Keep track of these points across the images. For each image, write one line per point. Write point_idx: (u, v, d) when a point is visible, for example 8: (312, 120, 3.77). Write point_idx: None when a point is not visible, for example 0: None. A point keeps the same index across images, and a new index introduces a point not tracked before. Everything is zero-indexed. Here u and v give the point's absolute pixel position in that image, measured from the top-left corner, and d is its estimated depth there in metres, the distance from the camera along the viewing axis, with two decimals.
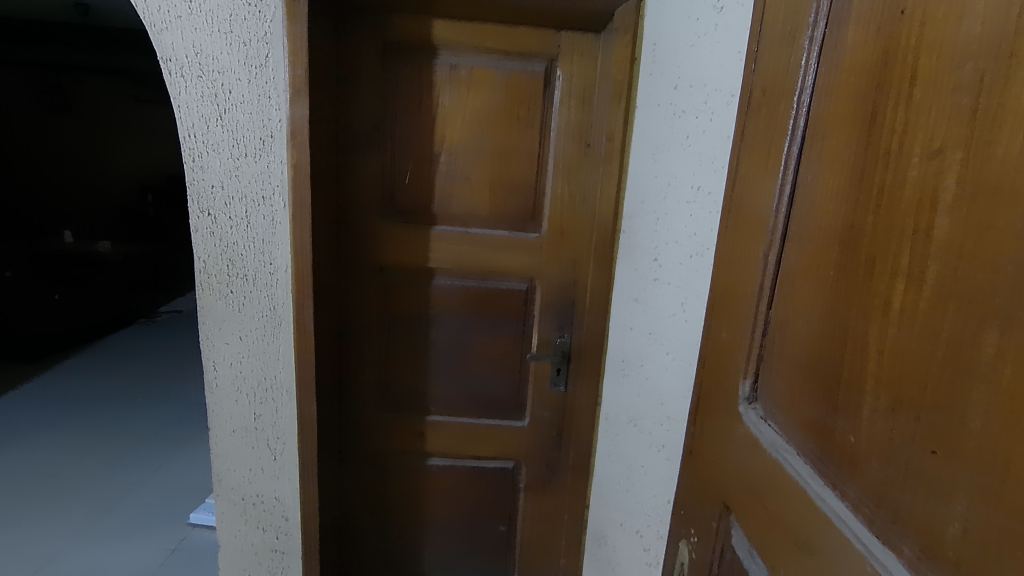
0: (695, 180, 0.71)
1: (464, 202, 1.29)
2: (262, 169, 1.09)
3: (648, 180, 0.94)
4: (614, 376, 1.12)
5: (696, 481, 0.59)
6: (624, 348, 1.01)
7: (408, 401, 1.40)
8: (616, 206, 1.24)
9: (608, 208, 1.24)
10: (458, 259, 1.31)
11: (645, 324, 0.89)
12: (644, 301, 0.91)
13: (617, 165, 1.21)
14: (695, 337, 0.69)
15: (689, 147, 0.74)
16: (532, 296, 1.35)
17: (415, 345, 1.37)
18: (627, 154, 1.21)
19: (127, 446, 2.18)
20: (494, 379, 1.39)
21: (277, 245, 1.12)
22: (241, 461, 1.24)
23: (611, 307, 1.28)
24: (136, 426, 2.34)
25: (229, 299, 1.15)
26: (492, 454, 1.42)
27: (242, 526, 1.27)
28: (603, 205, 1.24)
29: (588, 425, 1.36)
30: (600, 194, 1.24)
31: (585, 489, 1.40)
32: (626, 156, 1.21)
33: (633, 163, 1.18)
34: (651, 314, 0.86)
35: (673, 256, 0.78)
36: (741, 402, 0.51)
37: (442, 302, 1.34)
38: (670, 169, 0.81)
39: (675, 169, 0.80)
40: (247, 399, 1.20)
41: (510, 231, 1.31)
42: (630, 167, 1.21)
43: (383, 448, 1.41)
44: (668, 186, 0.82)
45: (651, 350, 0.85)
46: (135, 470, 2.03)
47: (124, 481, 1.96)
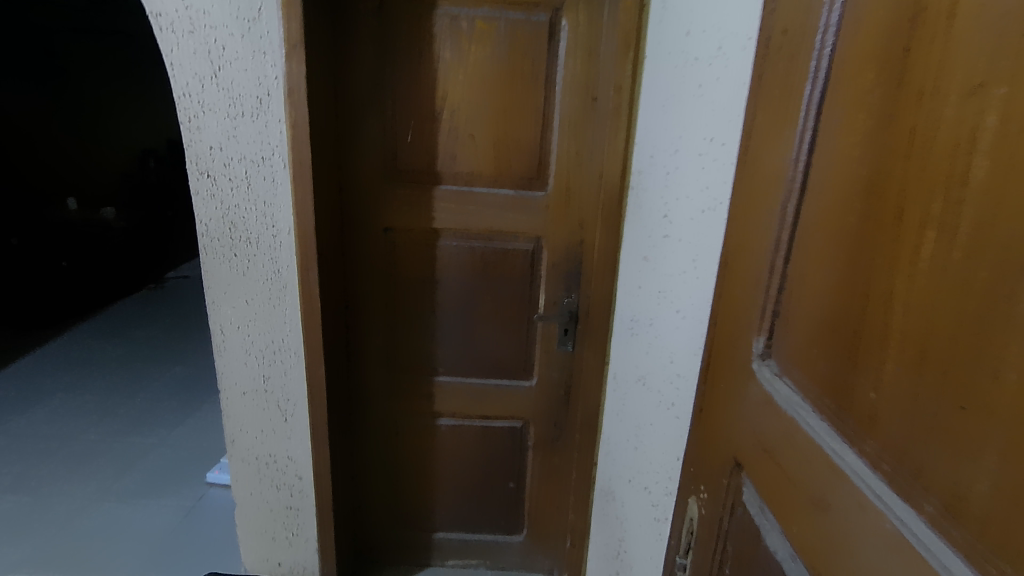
0: (708, 131, 0.68)
1: (468, 161, 1.27)
2: (261, 129, 1.06)
3: (657, 135, 0.92)
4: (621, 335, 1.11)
5: (707, 438, 0.59)
6: (633, 307, 1.00)
7: (415, 363, 1.41)
8: (624, 163, 1.20)
9: (616, 167, 1.21)
10: (463, 219, 1.30)
11: (654, 284, 0.88)
12: (653, 260, 0.89)
13: (625, 120, 1.18)
14: (706, 295, 0.66)
15: (702, 96, 0.71)
16: (538, 256, 1.33)
17: (422, 307, 1.37)
18: (635, 110, 1.17)
19: (144, 409, 2.22)
20: (501, 341, 1.39)
21: (278, 207, 1.11)
22: (253, 422, 1.25)
23: (619, 267, 1.26)
24: (154, 390, 2.38)
25: (233, 262, 1.14)
26: (501, 414, 1.44)
27: (257, 485, 1.30)
28: (610, 163, 1.20)
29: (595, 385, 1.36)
30: (608, 150, 1.21)
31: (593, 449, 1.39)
32: (634, 111, 1.17)
33: (642, 118, 1.15)
34: (660, 273, 0.85)
35: (684, 213, 0.75)
36: (754, 359, 0.50)
37: (448, 263, 1.33)
38: (682, 121, 0.78)
39: (687, 121, 0.76)
40: (255, 361, 1.21)
41: (515, 191, 1.28)
42: (638, 123, 1.17)
43: (392, 409, 1.44)
44: (679, 139, 0.79)
45: (660, 309, 0.84)
46: (153, 432, 2.08)
47: (141, 443, 2.01)
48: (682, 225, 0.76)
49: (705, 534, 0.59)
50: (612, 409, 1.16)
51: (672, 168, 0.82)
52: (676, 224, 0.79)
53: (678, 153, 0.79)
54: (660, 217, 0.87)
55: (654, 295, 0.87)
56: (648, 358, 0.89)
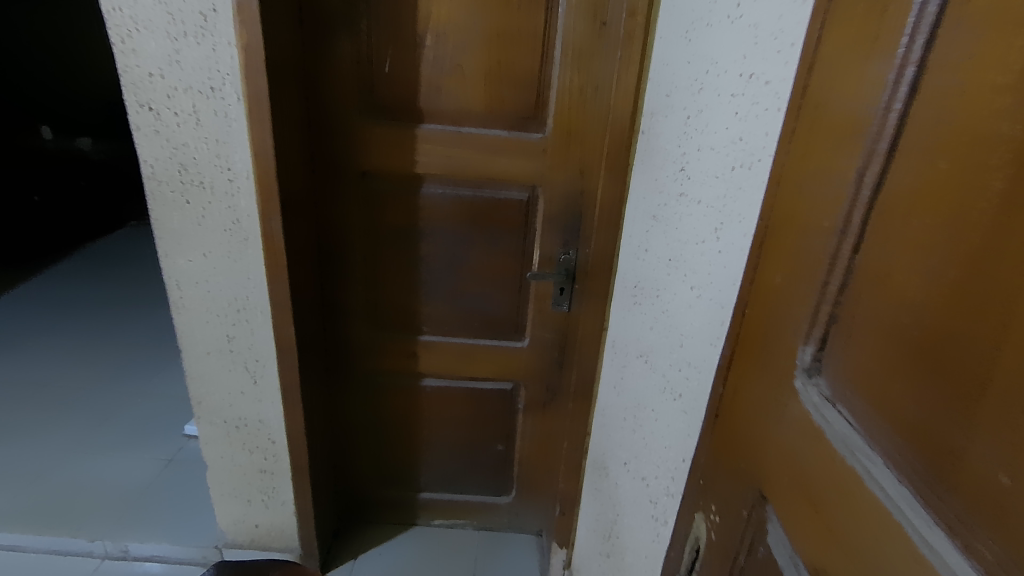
0: (745, 65, 0.53)
1: (455, 96, 1.11)
2: (208, 53, 0.90)
3: (676, 68, 0.77)
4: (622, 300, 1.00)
5: (724, 452, 0.48)
6: (638, 273, 0.89)
7: (398, 321, 1.31)
8: (635, 100, 1.05)
9: (626, 105, 1.05)
10: (450, 163, 1.15)
11: (665, 250, 0.75)
12: (666, 222, 0.76)
13: (639, 49, 1.01)
14: (734, 275, 0.53)
15: (740, 18, 0.56)
16: (533, 207, 1.19)
17: (405, 259, 1.25)
18: (650, 35, 1.00)
19: (124, 355, 2.14)
20: (492, 298, 1.28)
21: (234, 147, 0.96)
22: (219, 384, 1.16)
23: (624, 222, 1.12)
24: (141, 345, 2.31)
25: (186, 210, 1.01)
26: (490, 375, 1.35)
27: (228, 448, 1.22)
28: (619, 100, 1.04)
29: (592, 351, 1.23)
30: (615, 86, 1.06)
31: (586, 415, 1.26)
32: (651, 36, 1.00)
33: (659, 46, 0.98)
34: (673, 238, 0.72)
35: (707, 169, 0.61)
36: (798, 373, 0.38)
37: (433, 212, 1.20)
38: (711, 50, 0.63)
39: (717, 51, 0.61)
40: (218, 319, 1.10)
41: (509, 131, 1.13)
42: (654, 52, 1.00)
43: (374, 367, 1.35)
44: (707, 74, 0.64)
45: (672, 282, 0.71)
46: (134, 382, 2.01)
47: (121, 389, 1.94)
48: (704, 183, 0.62)
49: (714, 563, 0.49)
50: (608, 376, 1.08)
51: (694, 110, 0.67)
52: (696, 182, 0.65)
53: (704, 92, 0.64)
54: (674, 171, 0.73)
55: (665, 263, 0.75)
56: (655, 336, 0.77)
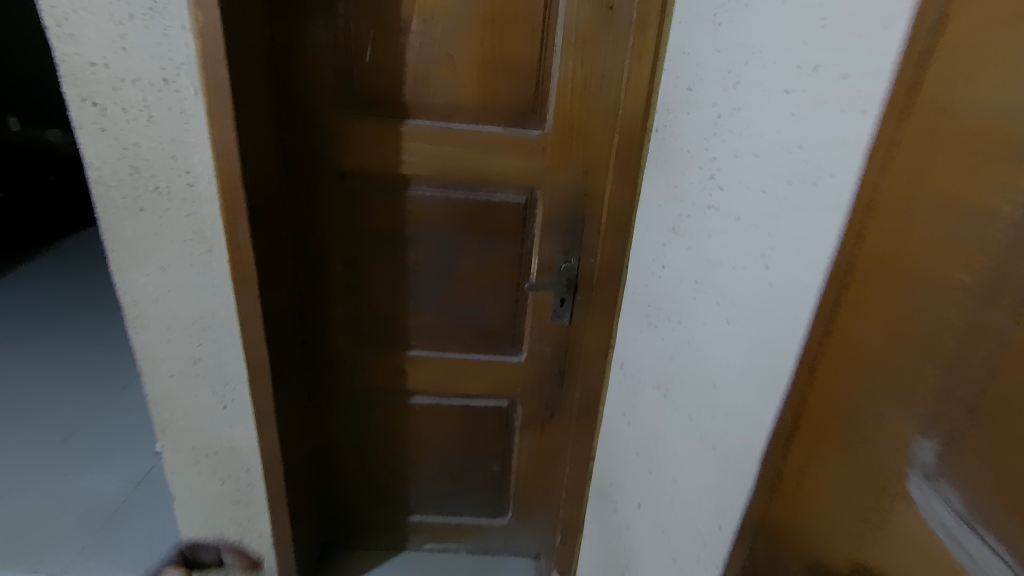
0: (803, 52, 0.43)
1: (445, 87, 1.00)
2: (159, 38, 0.78)
3: (700, 56, 0.66)
4: (631, 317, 0.90)
5: (791, 538, 0.40)
6: (652, 290, 0.79)
7: (385, 334, 1.20)
8: (648, 94, 0.94)
9: (638, 98, 0.94)
10: (439, 163, 1.04)
11: (690, 270, 0.65)
12: (690, 237, 0.65)
13: (653, 36, 0.90)
14: (793, 317, 0.42)
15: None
16: (531, 210, 1.09)
17: (390, 268, 1.14)
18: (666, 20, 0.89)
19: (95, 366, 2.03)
20: (486, 309, 1.18)
21: (193, 147, 0.84)
22: (185, 408, 1.05)
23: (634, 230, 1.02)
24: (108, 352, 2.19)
25: (141, 219, 0.89)
26: (484, 391, 1.25)
27: (197, 476, 1.12)
28: (630, 93, 0.94)
29: (598, 366, 1.13)
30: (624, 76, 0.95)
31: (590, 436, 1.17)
32: (666, 21, 0.89)
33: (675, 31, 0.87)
34: (702, 258, 0.62)
35: (749, 180, 0.51)
36: (917, 468, 0.30)
37: (421, 216, 1.09)
38: (750, 33, 0.52)
39: (759, 33, 0.51)
40: (182, 339, 0.99)
41: (504, 127, 1.02)
42: (668, 39, 0.90)
43: (359, 384, 1.24)
44: (744, 62, 0.53)
45: (699, 309, 0.61)
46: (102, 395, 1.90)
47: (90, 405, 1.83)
48: (746, 197, 0.51)
49: None
50: (614, 398, 0.98)
51: (729, 108, 0.56)
52: (733, 193, 0.55)
53: (742, 84, 0.54)
54: (702, 179, 0.63)
55: (690, 286, 0.65)
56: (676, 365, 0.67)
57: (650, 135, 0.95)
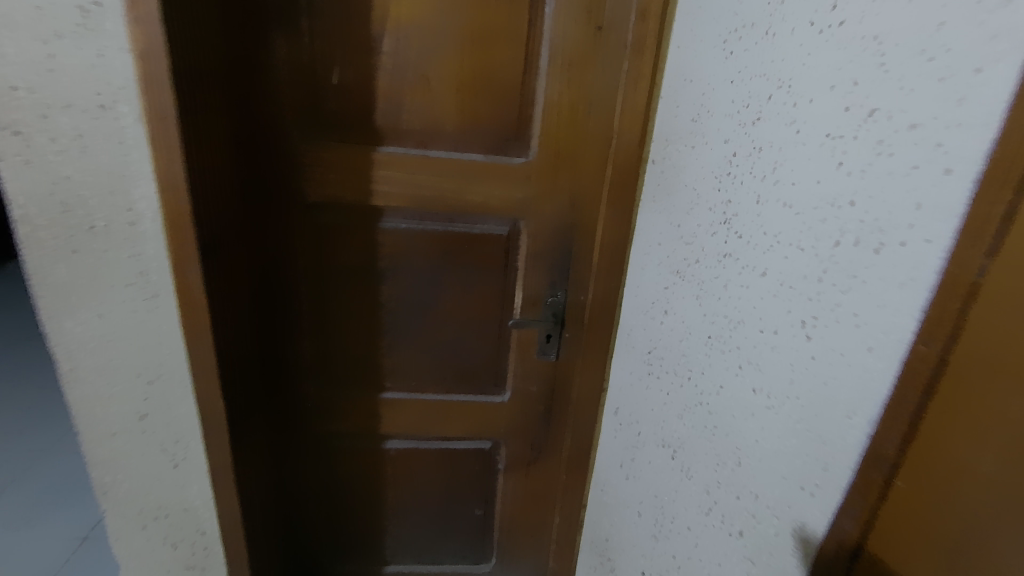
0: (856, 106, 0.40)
1: (420, 111, 0.92)
2: (92, 59, 0.68)
3: (709, 86, 0.60)
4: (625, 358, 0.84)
5: None
6: (652, 336, 0.73)
7: (358, 376, 1.11)
8: (643, 121, 0.92)
9: (634, 128, 0.92)
10: (415, 193, 0.96)
11: (699, 322, 0.59)
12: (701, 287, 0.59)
13: (651, 61, 0.88)
14: (848, 390, 0.41)
15: (862, 35, 0.39)
16: (514, 243, 1.02)
17: (362, 306, 1.05)
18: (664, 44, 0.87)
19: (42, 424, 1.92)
20: (467, 347, 1.09)
21: (134, 180, 0.74)
22: (130, 468, 0.94)
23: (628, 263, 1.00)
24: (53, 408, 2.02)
25: (75, 261, 0.79)
26: (465, 433, 1.17)
27: (146, 542, 1.00)
28: (626, 119, 0.91)
29: (593, 395, 1.12)
30: (617, 106, 0.92)
31: (582, 484, 1.21)
32: (664, 46, 0.88)
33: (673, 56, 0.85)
34: (716, 312, 0.56)
35: (784, 237, 0.46)
36: None
37: (396, 249, 1.01)
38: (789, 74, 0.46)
39: (806, 77, 0.44)
40: (125, 393, 0.88)
41: (485, 154, 0.95)
42: (665, 65, 0.88)
43: (329, 430, 1.14)
44: (779, 104, 0.47)
45: (720, 370, 0.55)
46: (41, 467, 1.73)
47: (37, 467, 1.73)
48: (772, 254, 0.48)
49: None
50: (610, 448, 0.91)
51: (750, 150, 0.51)
52: (759, 246, 0.49)
53: (773, 127, 0.48)
54: (714, 224, 0.57)
55: (701, 341, 0.59)
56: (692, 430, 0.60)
57: (645, 170, 0.93)
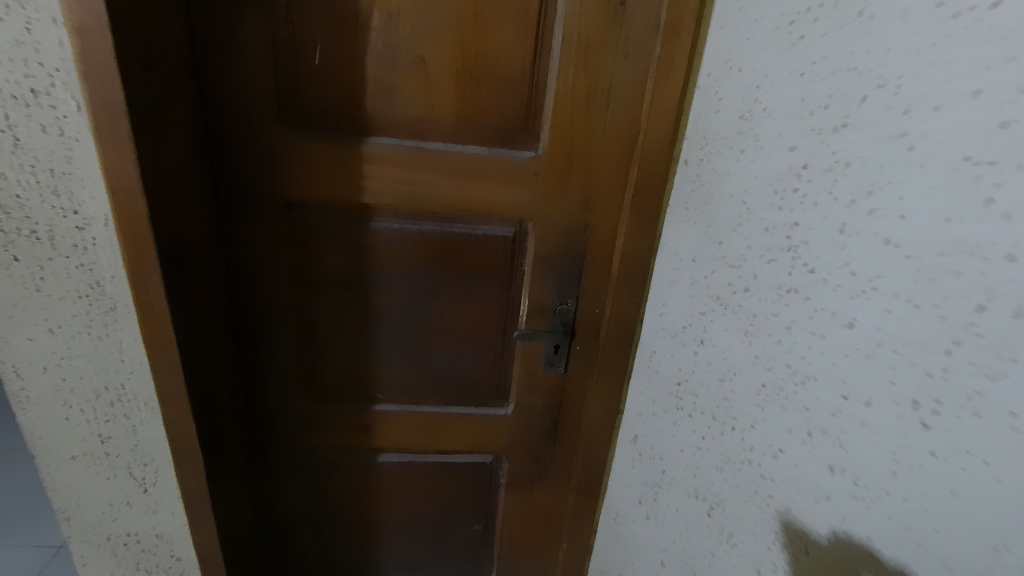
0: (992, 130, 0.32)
1: (414, 100, 0.81)
2: (17, 34, 0.57)
3: (776, 79, 0.51)
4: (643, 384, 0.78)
5: None
6: (683, 368, 0.66)
7: (347, 389, 1.02)
8: (676, 116, 0.81)
9: (662, 123, 0.81)
10: (409, 191, 0.86)
11: (753, 365, 0.53)
12: (755, 322, 0.53)
13: (687, 46, 0.77)
14: (985, 498, 0.33)
15: None
16: (520, 246, 0.92)
17: (352, 314, 0.95)
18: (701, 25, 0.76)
19: None
20: (468, 357, 1.00)
21: (78, 179, 0.64)
22: (94, 495, 0.84)
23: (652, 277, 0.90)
24: (18, 456, 1.89)
25: (14, 272, 0.68)
26: (464, 448, 1.08)
27: (115, 570, 0.91)
28: (652, 112, 0.81)
29: (607, 410, 1.02)
30: (645, 97, 0.81)
31: (592, 513, 1.11)
32: (701, 27, 0.76)
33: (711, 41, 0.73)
34: (776, 356, 0.50)
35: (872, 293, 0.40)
36: None
37: (389, 253, 0.91)
38: (911, 71, 0.37)
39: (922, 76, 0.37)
40: (83, 416, 0.78)
41: (489, 149, 0.85)
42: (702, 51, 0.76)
43: (317, 445, 1.05)
44: (897, 113, 0.38)
45: (781, 422, 0.49)
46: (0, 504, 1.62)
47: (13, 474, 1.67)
48: (856, 301, 0.42)
49: None
50: (626, 476, 0.83)
51: (826, 170, 0.44)
52: (840, 288, 0.43)
53: (870, 139, 0.40)
54: (774, 253, 0.50)
55: (756, 385, 0.52)
56: (757, 496, 0.52)
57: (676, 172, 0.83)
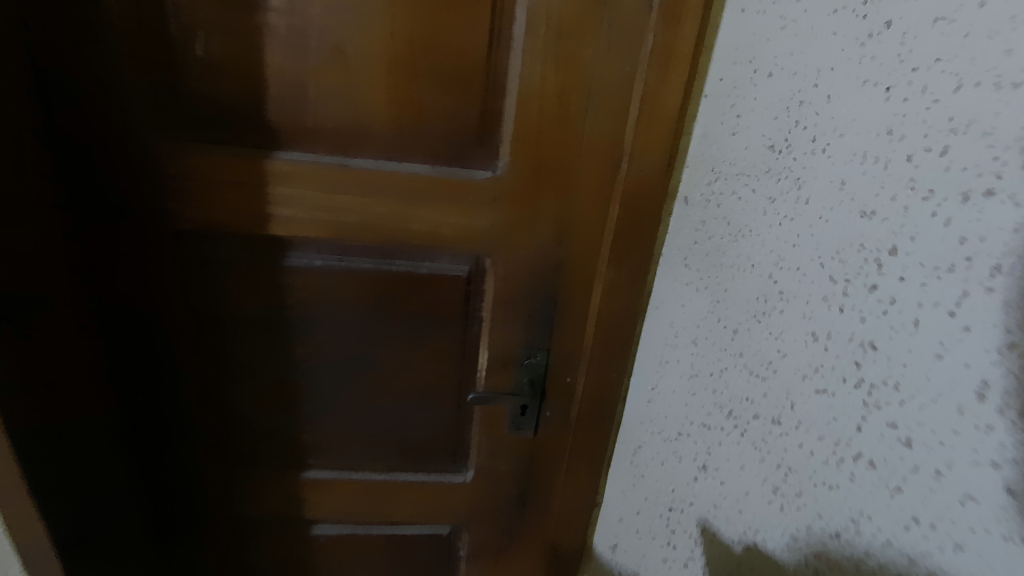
0: None
1: (334, 102, 0.62)
2: None
3: (835, 91, 0.39)
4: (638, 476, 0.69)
5: None
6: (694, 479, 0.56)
7: (266, 454, 0.83)
8: (677, 125, 0.64)
9: (659, 136, 0.64)
10: (331, 218, 0.67)
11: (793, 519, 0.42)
12: (794, 475, 0.42)
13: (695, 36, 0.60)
14: None
15: None
16: (477, 285, 0.73)
17: (269, 368, 0.76)
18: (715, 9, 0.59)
19: None
20: (416, 418, 0.82)
21: None
22: None
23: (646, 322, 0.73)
24: None
25: None
26: (415, 517, 0.90)
27: None
28: (647, 122, 0.64)
29: (590, 474, 0.85)
30: (633, 105, 0.63)
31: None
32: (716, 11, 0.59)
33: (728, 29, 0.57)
34: (826, 526, 0.39)
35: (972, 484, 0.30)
36: None
37: (309, 296, 0.72)
38: None
39: None
40: None
41: (435, 166, 0.66)
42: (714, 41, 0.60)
43: (236, 515, 0.87)
44: None
45: None
46: None
47: None
48: (942, 501, 0.31)
49: None
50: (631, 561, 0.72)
51: (902, 278, 0.33)
52: (925, 473, 0.32)
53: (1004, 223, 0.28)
54: (823, 386, 0.39)
55: (798, 564, 0.41)
56: None
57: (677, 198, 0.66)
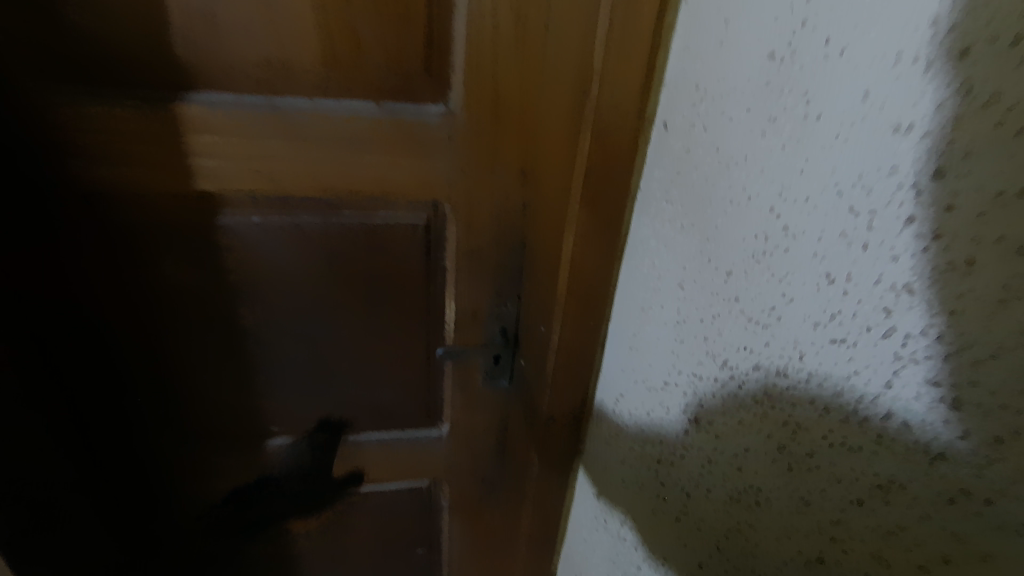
0: None
1: (252, 32, 0.53)
2: None
3: None
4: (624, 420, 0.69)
5: None
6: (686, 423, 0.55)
7: (226, 431, 0.77)
8: (654, 41, 0.57)
9: (631, 57, 0.58)
10: (264, 168, 0.59)
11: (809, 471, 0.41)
12: (807, 429, 0.41)
13: None
14: None
15: None
16: (436, 234, 0.67)
17: (217, 338, 0.70)
18: None
19: None
20: (383, 378, 0.77)
21: None
22: None
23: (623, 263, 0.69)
24: None
25: None
26: (392, 476, 0.86)
27: None
28: (616, 42, 0.57)
29: (570, 421, 0.82)
30: (600, 23, 0.56)
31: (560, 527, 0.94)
32: None
33: None
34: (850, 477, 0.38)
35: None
36: None
37: (250, 257, 0.65)
38: None
39: None
40: None
41: (378, 103, 0.58)
42: None
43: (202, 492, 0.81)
44: None
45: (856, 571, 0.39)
46: None
47: None
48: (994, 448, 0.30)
49: None
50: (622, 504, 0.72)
51: (946, 209, 0.31)
52: (958, 434, 0.31)
53: None
54: (841, 335, 0.37)
55: (811, 527, 0.42)
56: None
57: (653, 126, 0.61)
